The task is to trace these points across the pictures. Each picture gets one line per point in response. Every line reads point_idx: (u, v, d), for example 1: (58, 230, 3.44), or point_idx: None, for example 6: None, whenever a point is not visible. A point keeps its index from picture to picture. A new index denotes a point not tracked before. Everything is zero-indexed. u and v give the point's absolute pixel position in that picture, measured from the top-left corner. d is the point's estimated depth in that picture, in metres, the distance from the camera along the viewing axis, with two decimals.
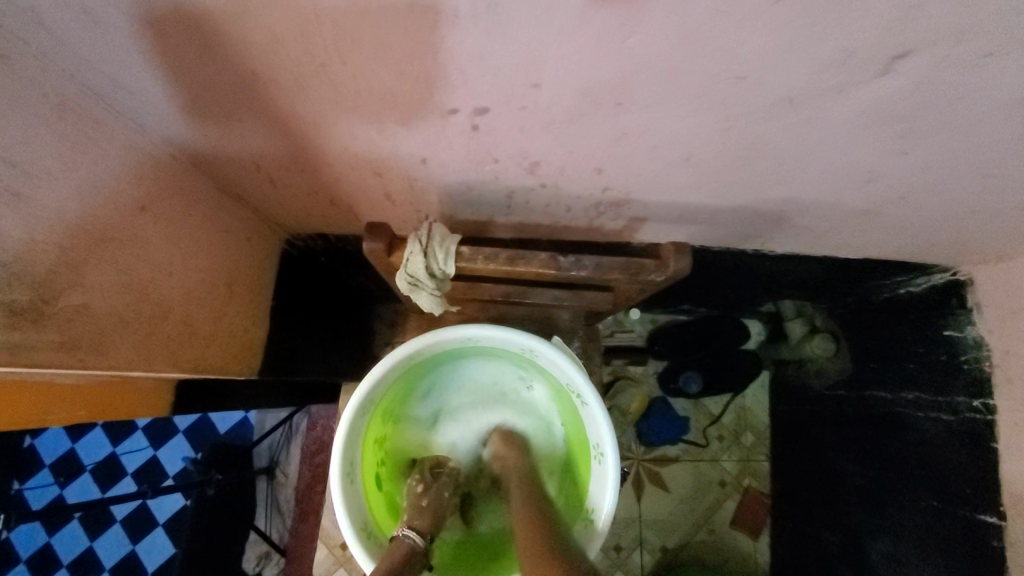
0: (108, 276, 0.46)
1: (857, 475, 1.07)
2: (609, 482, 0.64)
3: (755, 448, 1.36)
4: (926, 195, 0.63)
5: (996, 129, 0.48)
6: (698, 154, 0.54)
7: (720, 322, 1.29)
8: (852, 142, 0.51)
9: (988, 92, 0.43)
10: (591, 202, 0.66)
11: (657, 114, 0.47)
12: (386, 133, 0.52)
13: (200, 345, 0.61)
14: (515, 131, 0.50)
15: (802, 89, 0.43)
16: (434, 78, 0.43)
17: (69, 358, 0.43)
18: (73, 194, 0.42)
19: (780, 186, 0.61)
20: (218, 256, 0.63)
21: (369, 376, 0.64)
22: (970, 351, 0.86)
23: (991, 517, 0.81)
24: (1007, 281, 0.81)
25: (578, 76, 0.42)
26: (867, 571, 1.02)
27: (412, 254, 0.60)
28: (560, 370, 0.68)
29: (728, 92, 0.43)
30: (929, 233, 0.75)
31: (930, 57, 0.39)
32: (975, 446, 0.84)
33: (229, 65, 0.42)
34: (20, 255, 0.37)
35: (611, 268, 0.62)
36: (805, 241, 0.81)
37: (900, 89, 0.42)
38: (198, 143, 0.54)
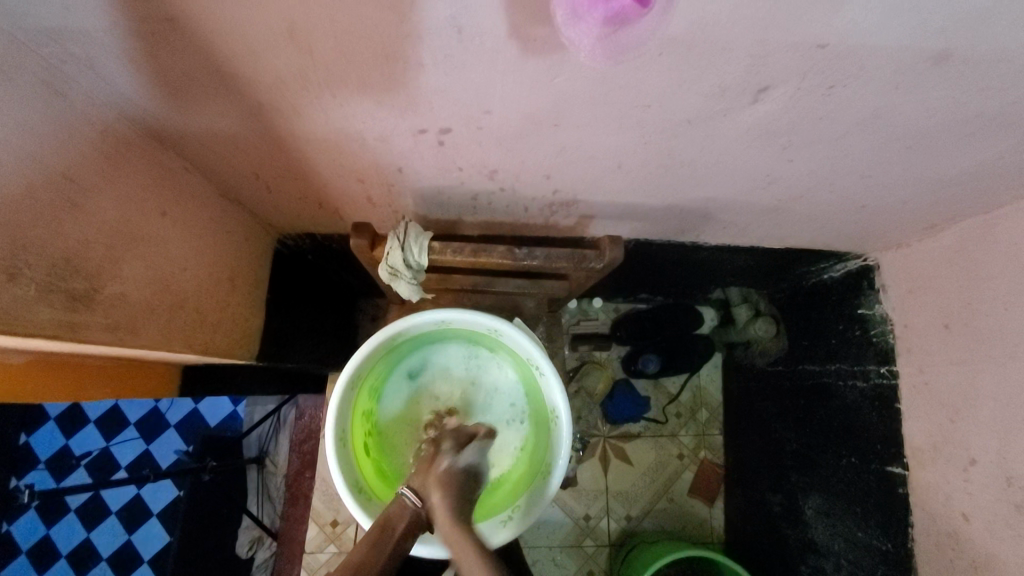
0: (138, 270, 0.56)
1: (793, 441, 1.20)
2: (565, 439, 0.76)
3: (710, 423, 1.49)
4: (821, 193, 0.76)
5: (857, 141, 0.61)
6: (627, 162, 0.65)
7: (674, 309, 1.42)
8: (748, 152, 0.63)
9: (840, 113, 0.55)
10: (544, 202, 0.78)
11: (587, 132, 0.58)
12: (367, 147, 0.62)
13: (207, 331, 0.70)
14: (474, 145, 0.61)
15: (696, 113, 0.54)
16: (406, 107, 0.53)
17: (111, 336, 0.53)
18: (113, 203, 0.52)
19: (699, 188, 0.73)
20: (221, 254, 0.72)
21: (356, 355, 0.74)
22: (878, 325, 1.00)
23: (896, 468, 0.94)
24: (903, 264, 0.95)
25: (519, 104, 0.53)
26: (801, 524, 1.15)
27: (390, 249, 0.71)
28: (522, 348, 0.79)
29: (640, 115, 0.55)
30: (834, 225, 0.89)
31: (785, 90, 0.51)
32: (883, 408, 0.98)
33: (237, 96, 0.52)
34: (75, 252, 0.47)
35: (559, 258, 0.73)
36: (733, 234, 0.94)
37: (772, 112, 0.55)
38: (206, 157, 0.64)
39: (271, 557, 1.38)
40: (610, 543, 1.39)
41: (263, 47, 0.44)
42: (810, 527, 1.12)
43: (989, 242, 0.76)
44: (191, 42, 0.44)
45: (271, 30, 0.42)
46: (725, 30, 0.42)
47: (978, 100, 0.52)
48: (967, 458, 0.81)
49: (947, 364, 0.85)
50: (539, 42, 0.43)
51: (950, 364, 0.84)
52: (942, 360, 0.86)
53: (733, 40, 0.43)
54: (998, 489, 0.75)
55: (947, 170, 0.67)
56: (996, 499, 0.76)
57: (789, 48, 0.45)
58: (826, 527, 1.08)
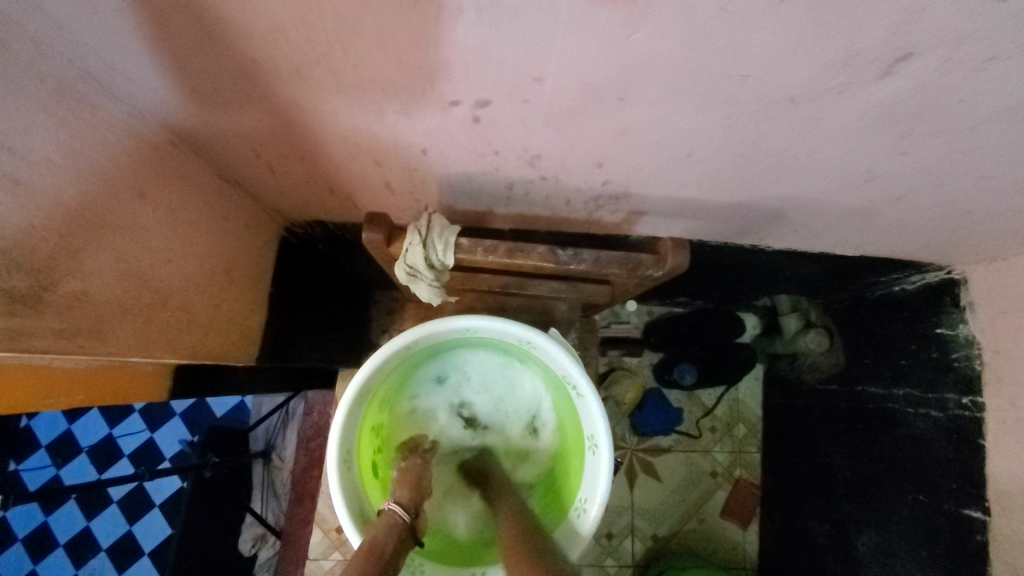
0: (107, 263, 0.46)
1: (846, 469, 1.07)
2: (604, 473, 0.65)
3: (747, 439, 1.37)
4: (924, 196, 0.63)
5: (996, 133, 0.48)
6: (699, 151, 0.54)
7: (715, 314, 1.30)
8: (855, 141, 0.51)
9: (991, 95, 0.43)
10: (590, 195, 0.66)
11: (659, 111, 0.47)
12: (387, 122, 0.51)
13: (198, 333, 0.61)
14: (516, 124, 0.50)
15: (804, 89, 0.43)
16: (437, 71, 0.43)
17: (66, 344, 0.43)
18: (71, 182, 0.42)
19: (779, 184, 0.61)
20: (216, 243, 0.63)
21: (367, 365, 0.65)
22: (961, 348, 0.87)
23: (975, 513, 0.82)
24: (1001, 281, 0.81)
25: (580, 71, 0.41)
26: (853, 563, 1.03)
27: (411, 244, 0.61)
28: (557, 362, 0.68)
29: (732, 90, 0.43)
30: (927, 232, 0.76)
31: (931, 60, 0.39)
32: (963, 443, 0.85)
33: (227, 51, 0.41)
34: (21, 241, 0.37)
35: (610, 262, 0.62)
36: (802, 238, 0.81)
37: (903, 90, 0.43)
38: (195, 129, 0.54)
39: (275, 556, 1.33)
40: (633, 565, 1.29)
41: None
42: (863, 567, 1.00)
43: None
44: None
45: None
46: None
47: None
48: None
49: None
50: None
51: None
52: None
53: None
54: None
55: None
56: None
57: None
58: (883, 569, 0.96)
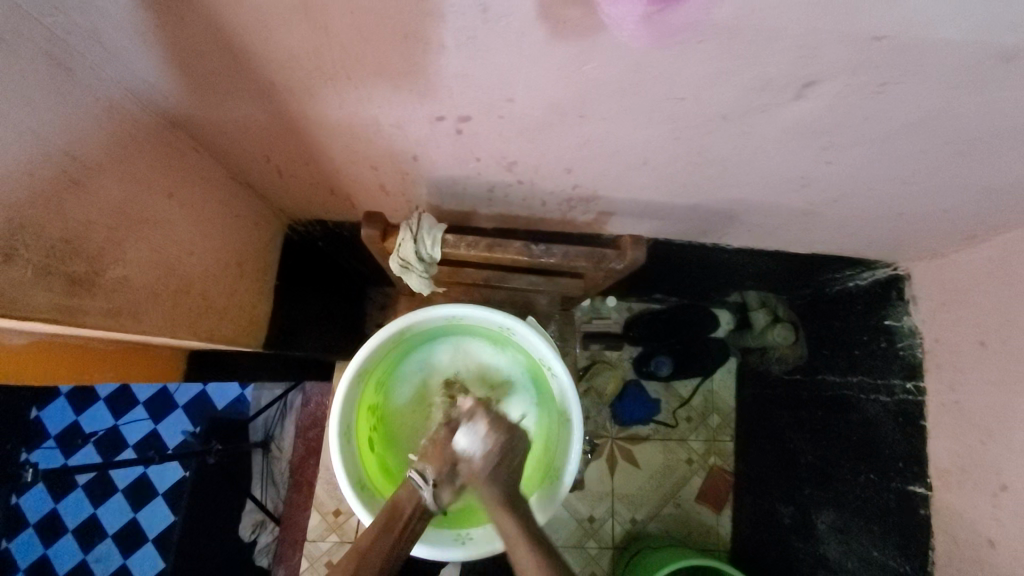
0: (143, 253, 0.54)
1: (809, 452, 1.16)
2: (576, 444, 0.74)
3: (721, 428, 1.45)
4: (857, 198, 0.72)
5: (903, 144, 0.57)
6: (654, 159, 0.62)
7: (690, 310, 1.38)
8: (785, 151, 0.60)
9: (889, 114, 0.52)
10: (563, 197, 0.74)
11: (615, 125, 0.55)
12: (383, 133, 0.59)
13: (214, 318, 0.68)
14: (494, 135, 0.58)
15: (731, 108, 0.51)
16: (426, 92, 0.51)
17: (112, 321, 0.51)
18: (117, 183, 0.50)
19: (729, 188, 0.70)
20: (230, 239, 0.71)
21: (365, 348, 0.72)
22: (906, 338, 0.96)
23: (919, 489, 0.90)
24: (938, 275, 0.90)
25: (545, 93, 0.50)
26: (814, 539, 1.12)
27: (403, 240, 0.68)
28: (534, 347, 0.76)
29: (673, 108, 0.51)
30: (868, 231, 0.85)
31: (831, 86, 0.47)
32: (907, 424, 0.94)
33: (249, 74, 0.49)
34: (77, 233, 0.45)
35: (578, 256, 0.70)
36: (759, 237, 0.90)
37: (814, 110, 0.51)
38: (216, 138, 0.61)
39: (274, 541, 1.41)
40: (613, 546, 1.37)
41: (277, 22, 0.42)
42: (822, 542, 1.09)
43: None
44: (200, 14, 0.42)
45: (284, 5, 0.40)
46: (772, 17, 0.38)
47: None
48: (998, 482, 0.77)
49: (980, 384, 0.81)
50: (569, 25, 0.40)
51: (985, 384, 0.80)
52: (974, 379, 0.82)
53: (783, 28, 0.40)
54: None
55: (997, 178, 0.62)
56: None
57: (842, 41, 0.41)
58: (839, 543, 1.05)
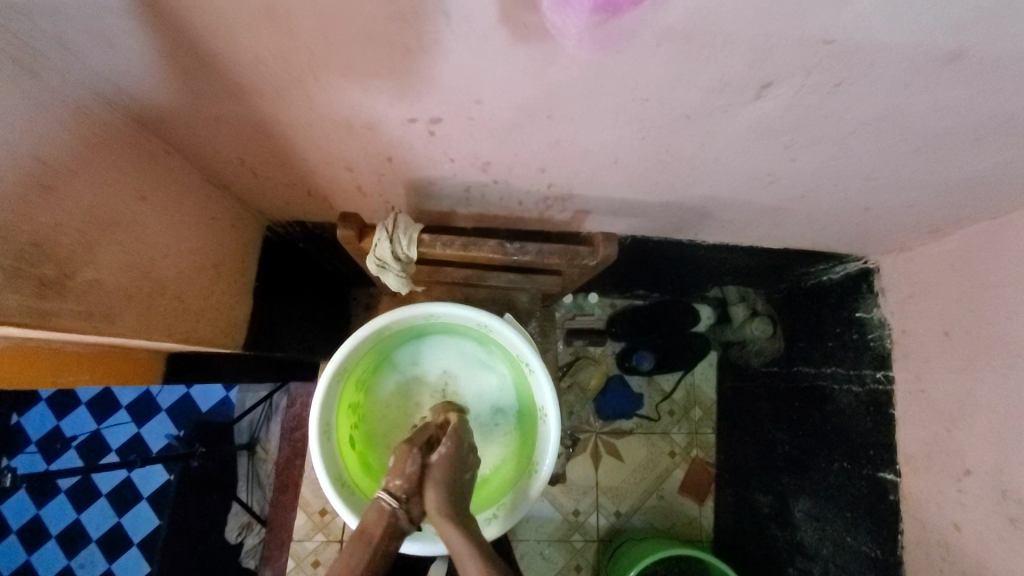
0: (115, 256, 0.54)
1: (785, 443, 1.19)
2: (553, 439, 0.75)
3: (703, 421, 1.48)
4: (823, 194, 0.74)
5: (862, 141, 0.59)
6: (624, 158, 0.64)
7: (671, 305, 1.41)
8: (751, 150, 0.61)
9: (846, 112, 0.53)
10: (539, 196, 0.76)
11: (582, 125, 0.56)
12: (356, 135, 0.60)
13: (190, 320, 0.69)
14: (466, 136, 0.59)
15: (694, 108, 0.53)
16: (395, 94, 0.51)
17: (84, 323, 0.51)
18: (86, 186, 0.50)
19: (698, 185, 0.71)
20: (205, 241, 0.71)
21: (343, 347, 0.73)
22: (876, 329, 0.99)
23: (888, 475, 0.93)
24: (905, 268, 0.93)
25: (512, 95, 0.51)
26: (791, 526, 1.14)
27: (378, 240, 0.69)
28: (511, 343, 0.77)
29: (638, 109, 0.53)
30: (836, 226, 0.87)
31: (786, 87, 0.49)
32: (877, 413, 0.97)
33: (219, 77, 0.50)
34: (47, 236, 0.45)
35: (552, 254, 0.72)
36: (732, 233, 0.92)
37: (773, 109, 0.53)
38: (190, 141, 0.62)
39: (260, 543, 1.40)
40: (598, 539, 1.39)
41: (244, 26, 0.43)
42: (799, 530, 1.12)
43: (993, 248, 0.75)
44: (165, 18, 0.42)
45: (250, 10, 0.41)
46: (725, 22, 0.40)
47: (989, 102, 0.50)
48: (961, 467, 0.80)
49: (945, 372, 0.84)
50: (529, 29, 0.41)
51: (949, 372, 0.83)
52: (939, 367, 0.85)
53: (737, 31, 0.41)
54: (993, 500, 0.74)
55: (952, 173, 0.64)
56: (990, 510, 0.75)
57: (793, 44, 0.43)
58: (815, 530, 1.08)
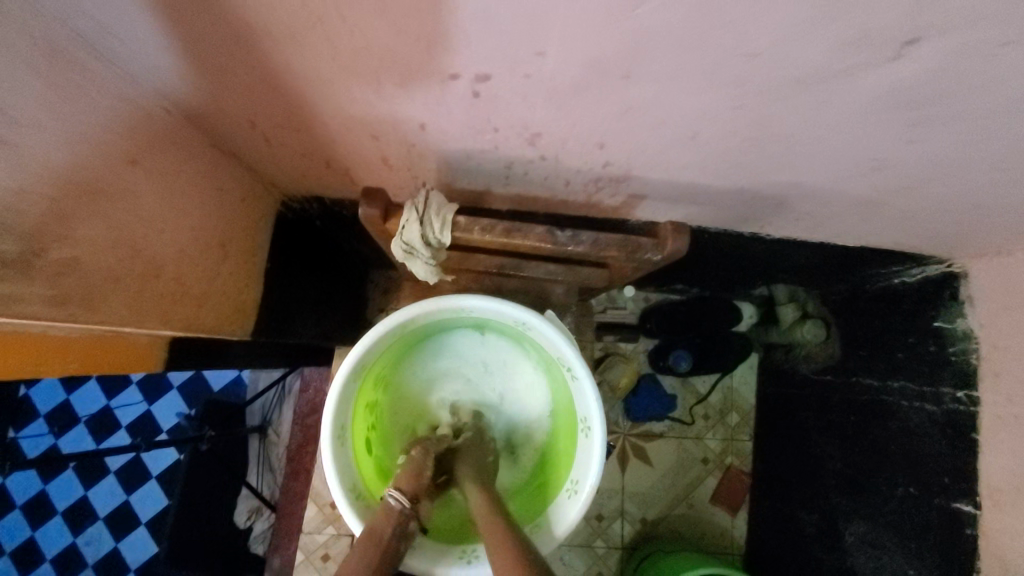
0: (97, 229, 0.45)
1: (836, 459, 1.05)
2: (596, 454, 0.65)
3: (740, 428, 1.37)
4: (930, 186, 0.62)
5: (1009, 120, 0.47)
6: (703, 133, 0.53)
7: (712, 302, 1.31)
8: (863, 127, 0.50)
9: (1005, 81, 0.42)
10: (591, 176, 0.65)
11: (663, 89, 0.46)
12: (385, 94, 0.50)
13: (190, 305, 0.60)
14: (516, 99, 0.49)
15: (811, 70, 0.42)
16: (436, 40, 0.41)
17: (56, 310, 0.43)
18: (59, 145, 0.41)
19: (782, 171, 0.60)
20: (210, 215, 0.62)
21: (363, 341, 0.64)
22: (959, 343, 0.88)
23: (966, 506, 0.85)
24: (1003, 274, 0.81)
25: (584, 45, 0.40)
26: (841, 551, 1.04)
27: (407, 222, 0.60)
28: (552, 345, 0.68)
29: (739, 69, 0.42)
30: (929, 225, 0.75)
31: (944, 42, 0.38)
32: (956, 437, 0.87)
33: (221, 12, 0.40)
34: (7, 204, 0.37)
35: (608, 245, 0.62)
36: (804, 227, 0.81)
37: (915, 73, 0.42)
38: (190, 95, 0.53)
39: (269, 529, 1.33)
40: (622, 547, 1.31)
41: None
42: (849, 556, 1.02)
43: None
44: None
45: None
46: None
47: None
48: None
49: None
50: None
51: None
52: None
53: None
54: None
55: None
56: None
57: None
58: (869, 557, 0.98)
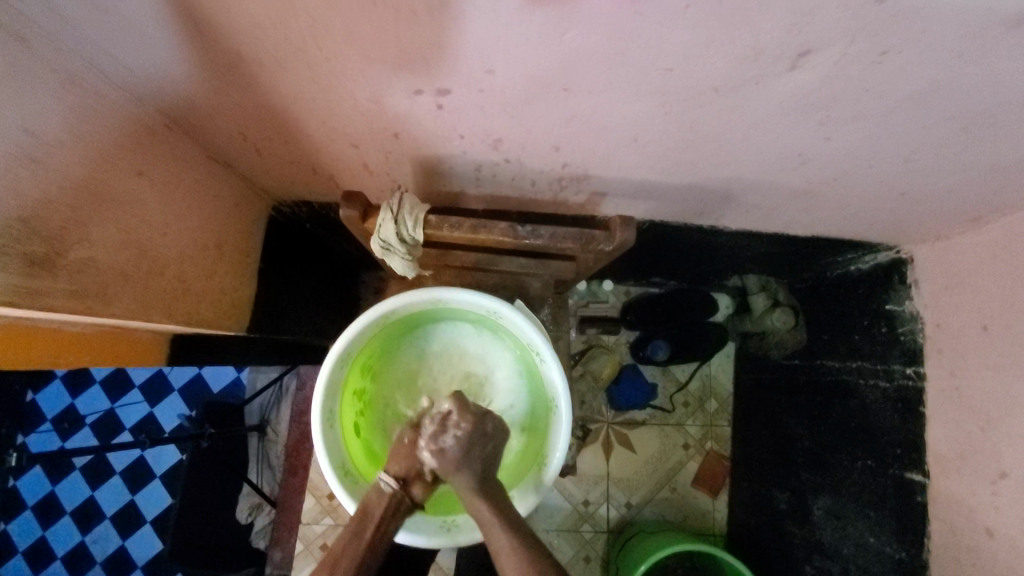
0: (109, 233, 0.52)
1: (805, 438, 1.15)
2: (563, 430, 0.72)
3: (718, 414, 1.44)
4: (858, 177, 0.69)
5: (906, 119, 0.54)
6: (646, 136, 0.60)
7: (688, 294, 1.37)
8: (782, 128, 0.57)
9: (891, 86, 0.49)
10: (554, 176, 0.72)
11: (602, 99, 0.52)
12: (359, 108, 0.57)
13: (192, 302, 0.67)
14: (476, 110, 0.56)
15: (724, 80, 0.48)
16: (401, 62, 0.48)
17: (77, 304, 0.49)
18: (77, 160, 0.48)
19: (724, 167, 0.67)
20: (208, 220, 0.69)
21: (348, 332, 0.70)
22: (907, 323, 0.94)
23: (916, 476, 0.90)
24: (941, 258, 0.87)
25: (526, 64, 0.47)
26: (809, 524, 1.11)
27: (383, 221, 0.66)
28: (522, 331, 0.74)
29: (663, 81, 0.49)
30: (870, 213, 0.82)
31: (829, 56, 0.45)
32: (906, 410, 0.92)
33: (214, 44, 0.47)
34: (34, 212, 0.43)
35: (565, 238, 0.68)
36: (757, 218, 0.87)
37: (813, 81, 0.48)
38: (188, 113, 0.59)
39: (270, 525, 1.40)
40: (608, 530, 1.37)
41: None
42: (818, 528, 1.08)
43: None
44: None
45: None
46: None
47: None
48: (996, 470, 0.76)
49: (982, 369, 0.79)
50: None
51: (987, 368, 0.78)
52: (976, 364, 0.80)
53: None
54: None
55: (1003, 156, 0.59)
56: None
57: (843, 5, 0.39)
58: (834, 528, 1.04)
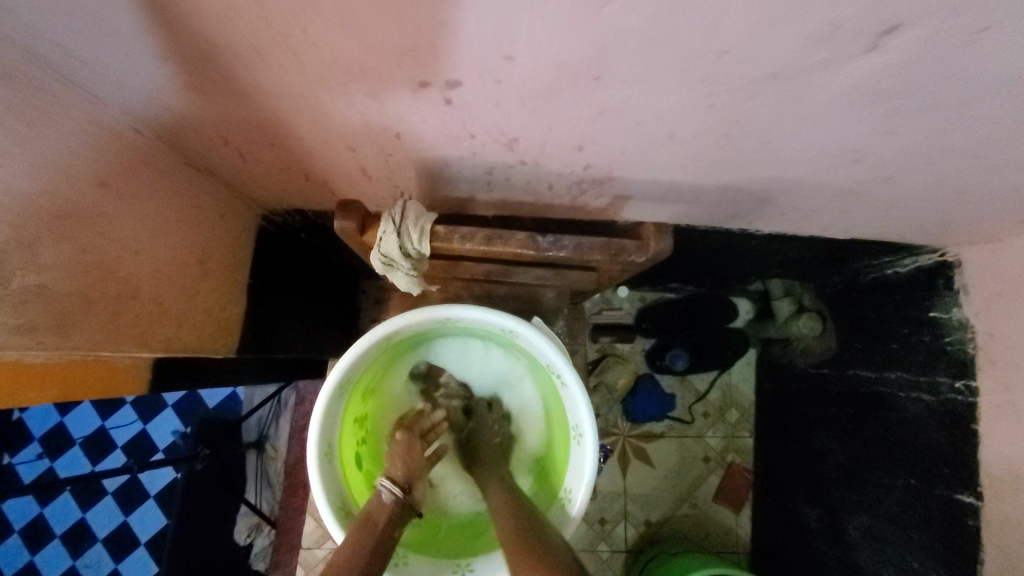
0: (65, 255, 0.45)
1: (838, 453, 1.07)
2: (588, 461, 0.65)
3: (740, 424, 1.36)
4: (914, 175, 0.61)
5: (988, 108, 0.47)
6: (681, 132, 0.52)
7: (710, 299, 1.27)
8: (840, 120, 0.50)
9: (982, 69, 0.41)
10: (573, 179, 0.65)
11: (638, 90, 0.45)
12: (355, 105, 0.49)
13: (171, 325, 0.59)
14: (490, 105, 0.49)
15: (785, 65, 0.41)
16: (402, 50, 0.40)
17: (26, 338, 0.42)
18: (22, 171, 0.40)
19: (765, 166, 0.60)
20: (188, 233, 0.61)
21: (346, 358, 0.63)
22: (955, 331, 0.86)
23: (967, 497, 0.81)
24: (994, 262, 0.80)
25: (551, 48, 0.40)
26: (844, 544, 1.03)
27: (385, 234, 0.59)
28: (540, 351, 0.67)
29: (710, 66, 0.41)
30: (918, 214, 0.74)
31: (916, 33, 0.37)
32: (954, 427, 0.85)
33: (181, 31, 0.39)
34: None
35: (591, 249, 0.61)
36: (792, 221, 0.80)
37: (890, 64, 0.41)
38: (159, 113, 0.52)
39: (270, 544, 1.32)
40: (626, 549, 1.30)
41: None
42: (853, 550, 1.01)
43: None
44: None
45: None
46: None
47: None
48: None
49: None
50: None
51: None
52: None
53: None
54: None
55: None
56: None
57: None
58: (873, 551, 0.96)
